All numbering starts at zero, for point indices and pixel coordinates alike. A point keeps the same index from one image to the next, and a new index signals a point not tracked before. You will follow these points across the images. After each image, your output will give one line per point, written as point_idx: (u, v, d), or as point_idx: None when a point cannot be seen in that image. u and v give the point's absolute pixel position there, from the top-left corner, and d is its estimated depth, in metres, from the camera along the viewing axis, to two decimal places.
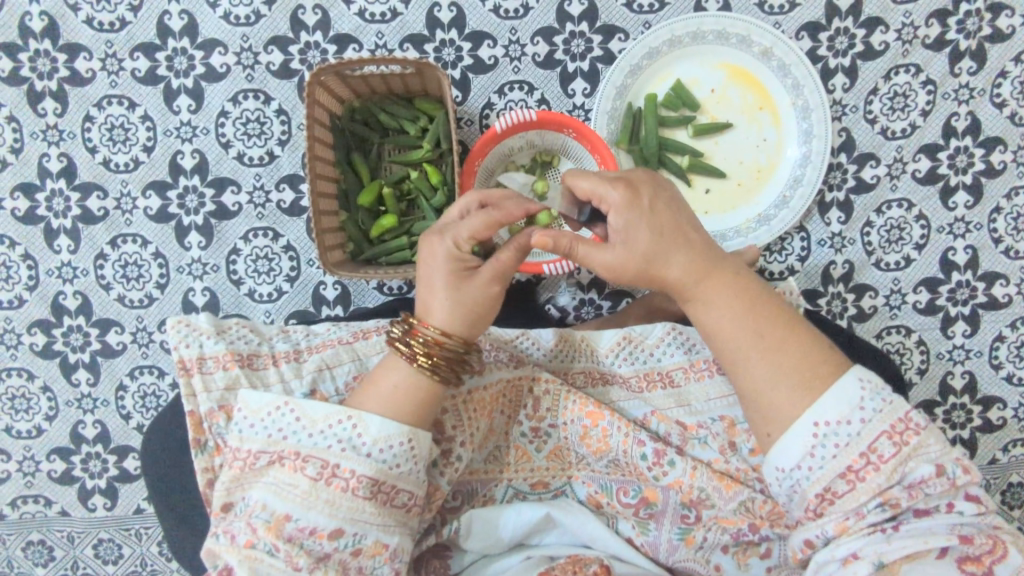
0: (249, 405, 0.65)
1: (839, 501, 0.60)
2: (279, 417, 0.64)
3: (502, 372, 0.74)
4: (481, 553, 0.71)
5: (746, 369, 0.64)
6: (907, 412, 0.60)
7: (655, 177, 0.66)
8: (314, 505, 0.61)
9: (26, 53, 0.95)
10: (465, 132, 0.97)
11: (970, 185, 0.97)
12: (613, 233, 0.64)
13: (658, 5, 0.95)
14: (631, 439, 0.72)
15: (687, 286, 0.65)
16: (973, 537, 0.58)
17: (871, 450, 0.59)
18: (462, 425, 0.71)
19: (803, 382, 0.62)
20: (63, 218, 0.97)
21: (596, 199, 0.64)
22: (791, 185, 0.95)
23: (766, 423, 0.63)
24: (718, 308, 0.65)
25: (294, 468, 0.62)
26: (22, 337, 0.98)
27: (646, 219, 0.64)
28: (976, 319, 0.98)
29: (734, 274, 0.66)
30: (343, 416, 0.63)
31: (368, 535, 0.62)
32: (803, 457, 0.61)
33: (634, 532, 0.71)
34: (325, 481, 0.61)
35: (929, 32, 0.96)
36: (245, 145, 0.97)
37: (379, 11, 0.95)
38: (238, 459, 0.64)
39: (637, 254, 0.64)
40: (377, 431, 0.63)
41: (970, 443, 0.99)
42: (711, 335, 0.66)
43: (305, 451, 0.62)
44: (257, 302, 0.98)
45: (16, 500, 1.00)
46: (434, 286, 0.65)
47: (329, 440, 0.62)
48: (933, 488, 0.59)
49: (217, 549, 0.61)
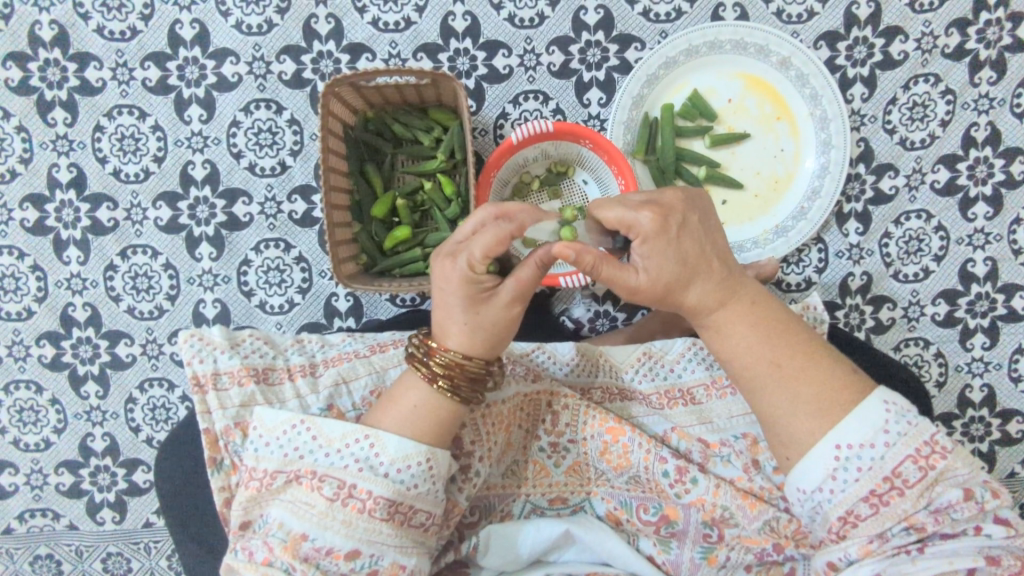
0: (265, 423, 0.64)
1: (863, 524, 0.59)
2: (294, 436, 0.63)
3: (521, 386, 0.73)
4: (499, 569, 0.69)
5: (763, 395, 0.63)
6: (933, 434, 0.59)
7: (685, 196, 0.63)
8: (331, 525, 0.59)
9: (36, 63, 0.94)
10: (479, 142, 0.96)
11: (990, 196, 0.96)
12: (637, 257, 0.60)
13: (676, 15, 0.94)
14: (652, 456, 0.70)
15: (707, 311, 0.63)
16: (1000, 558, 0.57)
17: (896, 474, 0.58)
18: (481, 440, 0.69)
19: (824, 407, 0.60)
20: (73, 229, 0.96)
21: (624, 227, 0.60)
22: (809, 196, 0.94)
23: (785, 446, 0.62)
24: (740, 334, 0.63)
25: (310, 488, 0.61)
26: (30, 349, 0.97)
27: (673, 247, 0.60)
28: (995, 331, 0.97)
29: (756, 298, 0.64)
30: (360, 435, 0.62)
31: (385, 556, 0.60)
32: (825, 479, 0.59)
33: (656, 549, 0.69)
34: (341, 501, 0.60)
35: (949, 41, 0.94)
36: (257, 155, 0.96)
37: (393, 20, 0.94)
38: (254, 478, 0.63)
39: (661, 281, 0.61)
40: (395, 450, 0.61)
41: (989, 457, 0.98)
42: (728, 360, 0.65)
43: (321, 470, 0.61)
44: (269, 314, 0.97)
45: (25, 513, 0.99)
46: (452, 308, 0.63)
47: (346, 460, 0.61)
48: (959, 512, 0.58)
49: (235, 564, 0.60)
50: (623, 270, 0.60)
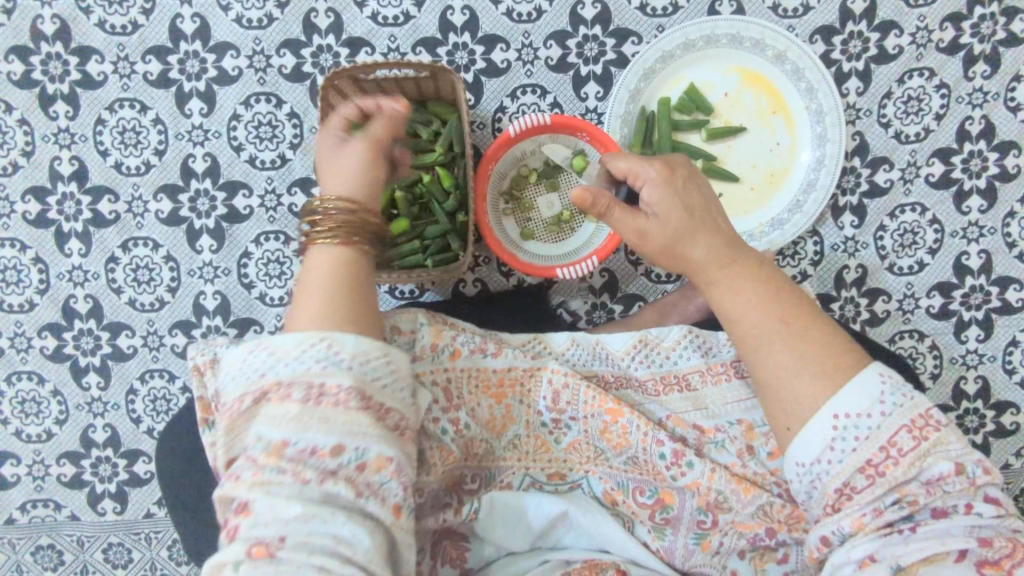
0: (228, 362, 0.60)
1: (857, 496, 0.58)
2: (253, 359, 0.58)
3: (521, 360, 0.74)
4: (507, 550, 0.69)
5: (765, 358, 0.63)
6: (927, 408, 0.59)
7: (687, 162, 0.72)
8: (309, 425, 0.54)
9: (38, 57, 0.95)
10: (478, 136, 0.97)
11: (984, 189, 0.97)
12: (648, 205, 0.69)
13: (672, 9, 0.95)
14: (650, 438, 0.71)
15: (712, 269, 0.67)
16: (992, 540, 0.56)
17: (891, 444, 0.58)
18: (467, 399, 0.72)
19: (825, 372, 0.61)
20: (74, 222, 0.97)
21: (633, 175, 0.69)
22: (805, 189, 0.95)
23: (786, 417, 0.62)
24: (744, 294, 0.65)
25: (279, 399, 0.56)
26: (32, 341, 0.98)
27: (679, 198, 0.68)
28: (990, 324, 0.98)
29: (759, 264, 0.68)
30: (315, 339, 0.57)
31: (370, 448, 0.56)
32: (823, 450, 0.59)
33: (651, 536, 0.69)
34: (314, 401, 0.55)
35: (943, 36, 0.95)
36: (257, 148, 0.96)
37: (391, 15, 0.95)
38: (228, 409, 0.58)
39: (671, 228, 0.68)
40: (355, 348, 0.58)
41: (984, 448, 0.99)
42: (730, 323, 0.66)
43: (287, 379, 0.56)
44: (268, 306, 0.98)
45: (27, 504, 1.00)
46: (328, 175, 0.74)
47: (308, 364, 0.57)
48: (951, 485, 0.57)
49: (226, 493, 0.55)
50: (634, 217, 0.68)
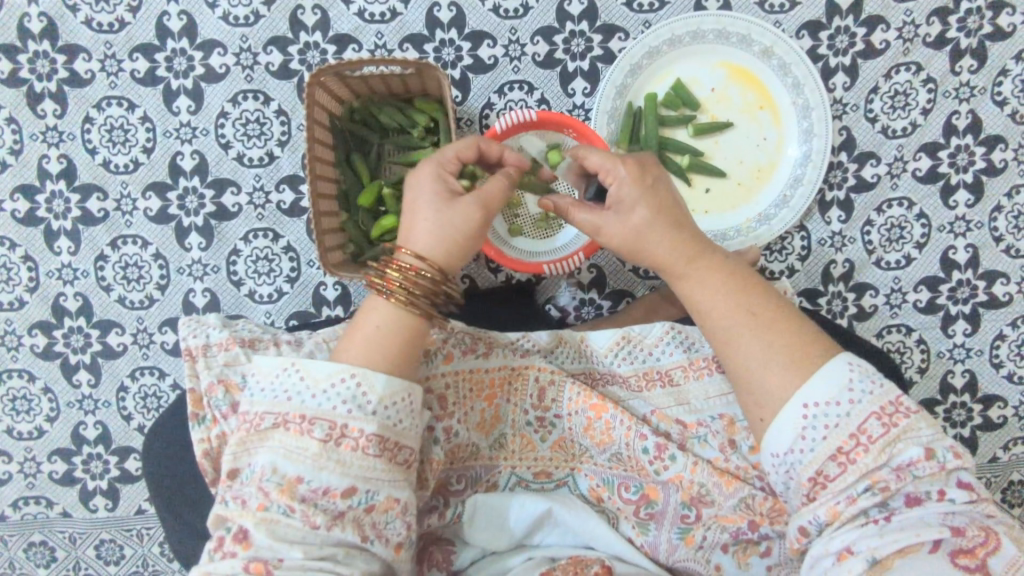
0: (259, 367, 0.61)
1: (831, 484, 0.58)
2: (284, 379, 0.59)
3: (511, 359, 0.74)
4: (488, 549, 0.69)
5: (736, 350, 0.64)
6: (896, 395, 0.60)
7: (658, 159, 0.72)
8: (326, 465, 0.56)
9: (25, 55, 0.95)
10: (464, 132, 0.97)
11: (970, 184, 0.97)
12: (616, 202, 0.68)
13: (659, 5, 0.95)
14: (632, 433, 0.71)
15: (681, 263, 0.67)
16: (965, 529, 0.55)
17: (861, 431, 0.58)
18: (461, 403, 0.71)
19: (792, 362, 0.62)
20: (63, 220, 0.97)
21: (605, 170, 0.69)
22: (791, 184, 0.95)
23: (758, 408, 0.63)
24: (712, 287, 0.66)
25: (301, 432, 0.57)
26: (22, 339, 0.98)
27: (649, 195, 0.68)
28: (976, 318, 0.98)
29: (726, 258, 0.69)
30: (346, 374, 0.59)
31: (380, 491, 0.58)
32: (795, 440, 0.60)
33: (634, 532, 0.70)
34: (335, 441, 0.57)
35: (930, 30, 0.95)
36: (245, 145, 0.97)
37: (378, 11, 0.95)
38: (245, 421, 0.59)
39: (636, 222, 0.67)
40: (384, 388, 0.60)
41: (971, 442, 0.99)
42: (702, 315, 0.67)
43: (312, 413, 0.58)
44: (258, 303, 0.98)
45: (19, 501, 1.01)
46: (423, 209, 0.66)
47: (334, 401, 0.58)
48: (921, 470, 0.57)
49: (227, 515, 0.56)
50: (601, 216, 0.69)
